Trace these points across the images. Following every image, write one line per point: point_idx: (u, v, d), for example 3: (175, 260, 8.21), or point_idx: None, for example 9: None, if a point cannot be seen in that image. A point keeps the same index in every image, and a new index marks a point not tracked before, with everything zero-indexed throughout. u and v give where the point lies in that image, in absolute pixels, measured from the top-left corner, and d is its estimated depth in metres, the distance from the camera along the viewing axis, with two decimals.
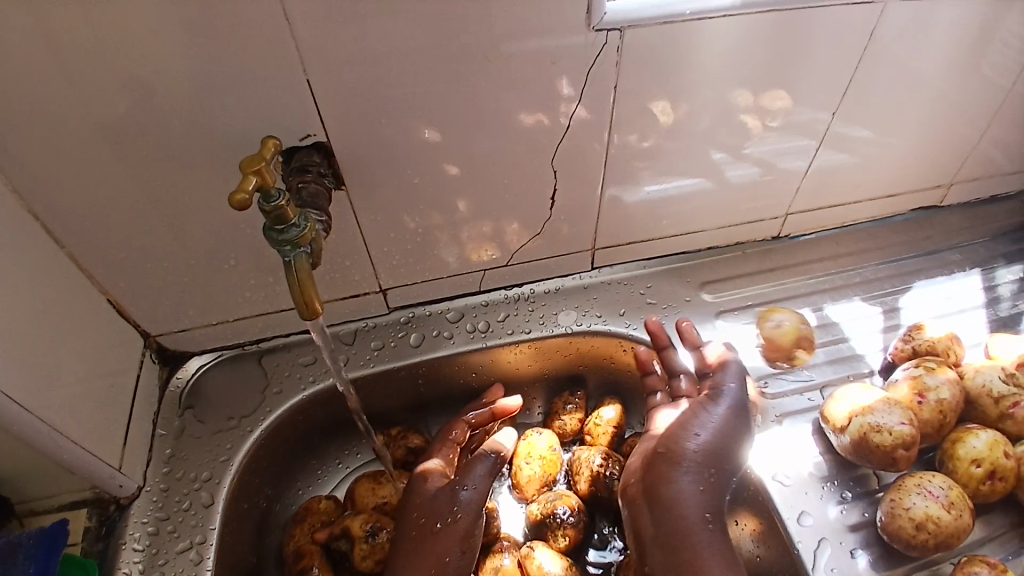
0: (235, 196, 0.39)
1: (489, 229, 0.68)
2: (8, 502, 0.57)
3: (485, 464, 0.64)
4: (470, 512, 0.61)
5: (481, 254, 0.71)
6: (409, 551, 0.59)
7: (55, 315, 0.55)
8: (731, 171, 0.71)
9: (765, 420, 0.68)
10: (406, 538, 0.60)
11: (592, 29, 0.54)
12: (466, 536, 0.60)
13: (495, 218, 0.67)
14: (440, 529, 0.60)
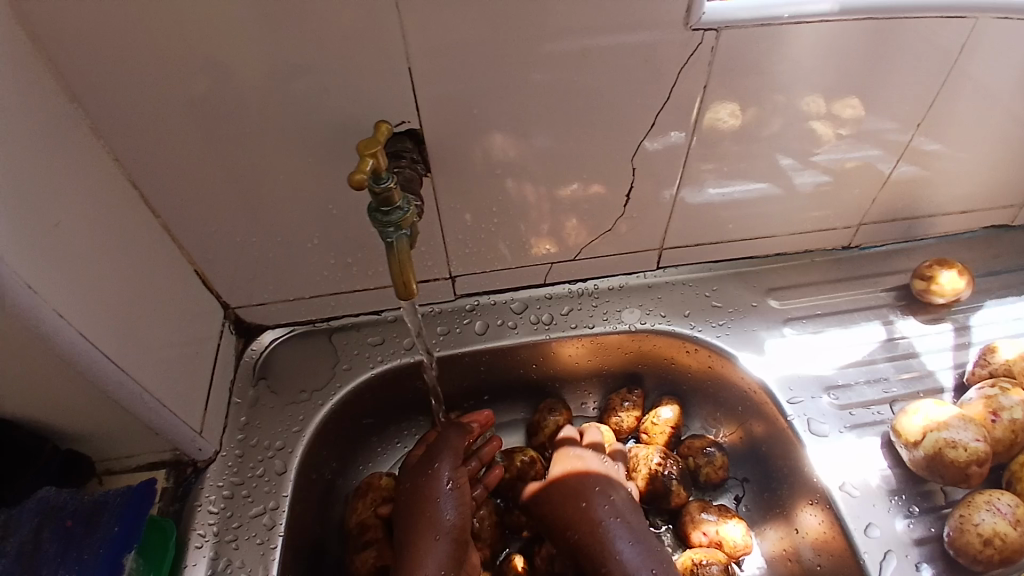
0: (354, 176, 0.41)
1: (549, 225, 0.69)
2: (93, 460, 0.59)
3: (453, 431, 0.69)
4: (448, 466, 0.66)
5: (542, 248, 0.72)
6: (414, 505, 0.64)
7: (152, 281, 0.58)
8: (799, 178, 0.70)
9: (836, 430, 0.68)
10: (405, 499, 0.65)
11: (682, 29, 0.55)
12: (449, 479, 0.65)
13: (555, 213, 0.68)
14: (425, 482, 0.65)
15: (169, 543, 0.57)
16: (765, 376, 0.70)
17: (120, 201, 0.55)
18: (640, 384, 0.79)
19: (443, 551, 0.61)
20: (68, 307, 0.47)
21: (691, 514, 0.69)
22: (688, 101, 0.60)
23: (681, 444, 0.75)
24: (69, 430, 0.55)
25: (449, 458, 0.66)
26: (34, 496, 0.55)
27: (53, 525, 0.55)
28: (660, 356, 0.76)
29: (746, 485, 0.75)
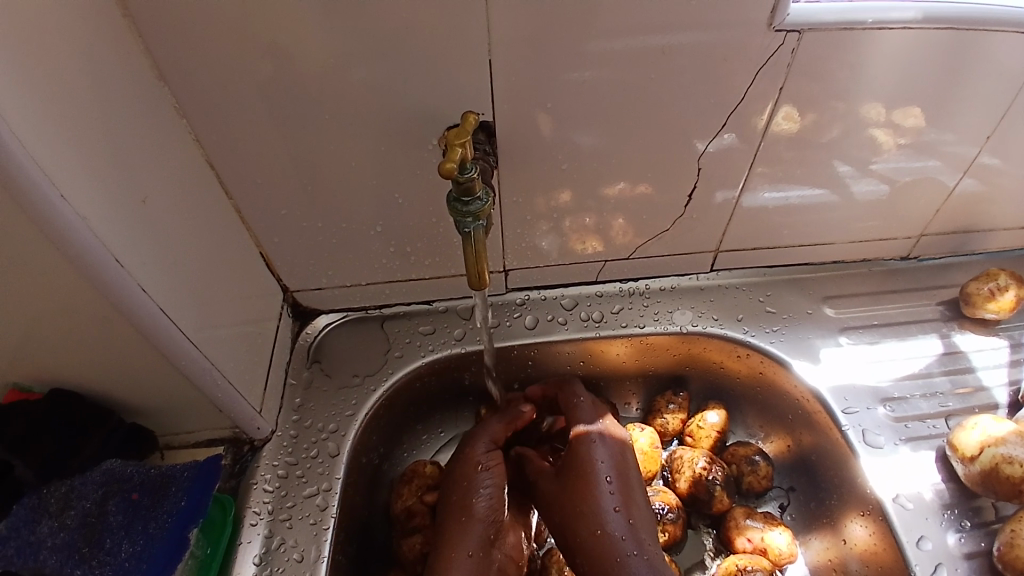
0: (445, 165, 0.42)
1: (592, 221, 0.68)
2: (155, 434, 0.60)
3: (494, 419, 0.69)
4: (482, 450, 0.66)
5: (584, 246, 0.71)
6: (448, 485, 0.64)
7: (222, 261, 0.59)
8: (856, 186, 0.69)
9: (892, 442, 0.68)
10: (443, 484, 0.65)
11: (757, 33, 0.54)
12: (482, 462, 0.65)
13: (598, 210, 0.67)
14: (460, 464, 0.65)
15: (227, 519, 0.59)
16: (818, 385, 0.70)
17: (196, 181, 0.56)
18: (685, 387, 0.79)
19: (477, 534, 0.61)
20: (151, 283, 0.48)
21: (735, 520, 0.69)
22: (740, 103, 0.59)
23: (726, 450, 0.75)
24: (138, 403, 0.56)
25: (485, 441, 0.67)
26: (99, 467, 0.55)
27: (119, 497, 0.55)
28: (708, 360, 0.76)
29: (791, 494, 0.75)
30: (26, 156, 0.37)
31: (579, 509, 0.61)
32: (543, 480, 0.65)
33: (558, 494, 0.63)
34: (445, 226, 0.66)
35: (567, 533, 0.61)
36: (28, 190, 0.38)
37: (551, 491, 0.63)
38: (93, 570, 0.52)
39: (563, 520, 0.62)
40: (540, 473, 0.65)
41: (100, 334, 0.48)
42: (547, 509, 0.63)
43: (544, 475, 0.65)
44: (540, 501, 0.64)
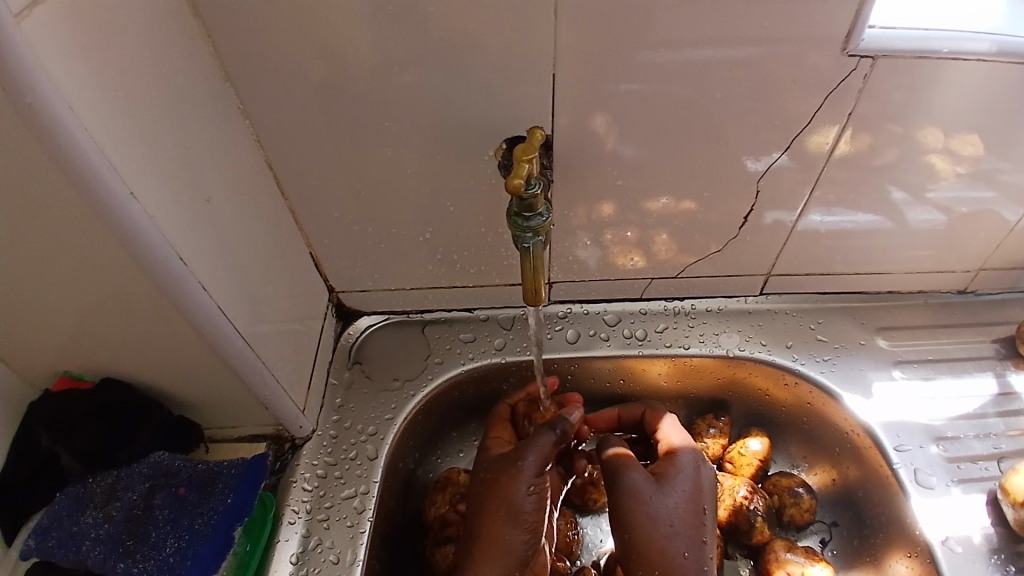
0: (511, 181, 0.42)
1: (635, 236, 0.67)
2: (200, 428, 0.61)
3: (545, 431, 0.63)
4: (534, 467, 0.60)
5: (625, 260, 0.70)
6: (491, 498, 0.59)
7: (275, 260, 0.60)
8: (912, 214, 0.66)
9: (943, 483, 0.66)
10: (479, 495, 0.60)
11: (821, 58, 0.53)
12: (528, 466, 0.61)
13: (640, 224, 0.66)
14: (507, 480, 0.60)
15: (267, 517, 0.59)
16: (869, 419, 0.68)
17: (255, 181, 0.57)
18: (726, 411, 0.77)
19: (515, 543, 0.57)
20: (211, 281, 0.48)
21: (775, 553, 0.67)
22: (792, 123, 0.57)
23: (766, 479, 0.73)
24: (187, 397, 0.57)
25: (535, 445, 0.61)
26: (145, 460, 0.56)
27: (165, 490, 0.55)
28: (753, 385, 0.74)
29: (835, 529, 0.72)
30: (101, 155, 0.38)
31: (680, 527, 0.58)
32: (646, 484, 0.60)
33: (664, 504, 0.59)
34: (494, 236, 0.66)
35: (654, 544, 0.57)
36: (101, 189, 0.39)
37: (657, 498, 0.59)
38: (137, 564, 0.52)
39: (655, 528, 0.57)
40: (642, 475, 0.61)
41: (158, 329, 0.49)
42: (640, 512, 0.58)
43: (646, 479, 0.61)
44: (630, 502, 0.59)
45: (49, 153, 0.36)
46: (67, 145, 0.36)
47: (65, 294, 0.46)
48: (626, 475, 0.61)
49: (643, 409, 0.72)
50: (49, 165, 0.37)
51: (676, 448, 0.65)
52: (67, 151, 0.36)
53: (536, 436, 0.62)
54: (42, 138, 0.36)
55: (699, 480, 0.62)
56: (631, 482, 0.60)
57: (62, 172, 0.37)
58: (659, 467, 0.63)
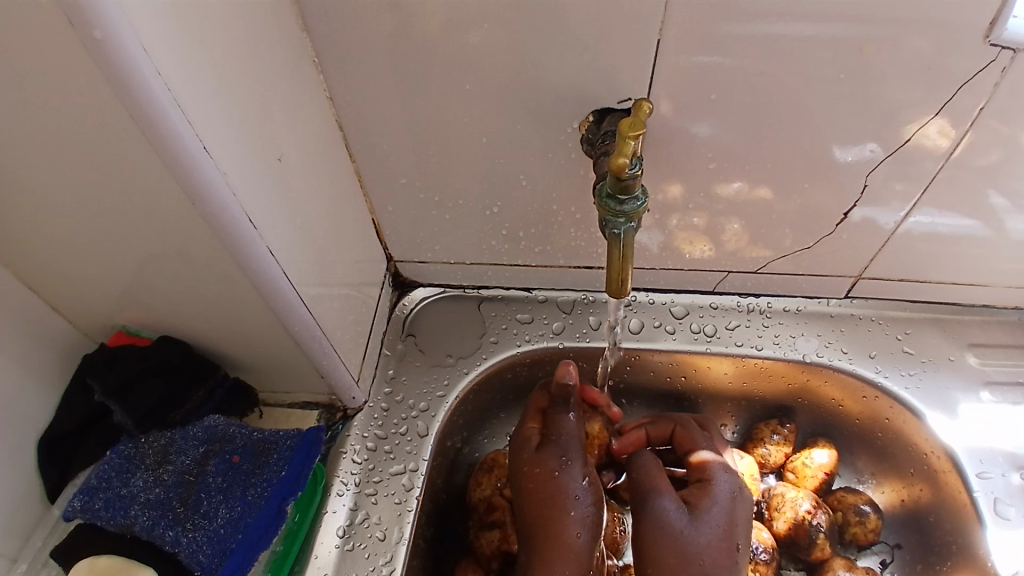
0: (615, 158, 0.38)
1: (702, 222, 0.63)
2: (254, 391, 0.59)
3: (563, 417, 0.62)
4: (579, 458, 0.60)
5: (693, 249, 0.66)
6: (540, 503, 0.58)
7: (339, 225, 0.57)
8: (1012, 222, 0.59)
9: (1022, 516, 0.60)
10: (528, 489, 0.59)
11: (950, 42, 0.46)
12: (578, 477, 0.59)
13: (707, 209, 0.61)
14: (558, 474, 0.59)
15: (317, 488, 0.58)
16: (953, 442, 0.64)
17: (324, 139, 0.54)
18: (791, 418, 0.73)
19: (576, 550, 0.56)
20: (277, 243, 0.46)
21: (833, 572, 0.65)
22: (885, 110, 0.51)
23: (829, 494, 0.70)
24: (243, 359, 0.55)
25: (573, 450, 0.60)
26: (200, 423, 0.54)
27: (219, 457, 0.53)
28: (827, 394, 0.70)
29: (897, 552, 0.69)
30: (174, 102, 0.35)
31: (708, 566, 0.55)
32: (675, 515, 0.57)
33: (693, 540, 0.56)
34: (565, 214, 0.62)
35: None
36: (172, 140, 0.36)
37: (685, 533, 0.56)
38: (186, 533, 0.49)
39: (681, 566, 0.55)
40: (672, 505, 0.58)
41: (221, 290, 0.47)
42: (666, 547, 0.56)
43: (676, 509, 0.57)
44: (657, 534, 0.57)
45: (121, 98, 0.34)
46: (140, 90, 0.33)
47: (131, 248, 0.44)
48: (654, 503, 0.58)
49: (672, 427, 0.66)
50: (120, 110, 0.34)
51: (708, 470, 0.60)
52: (139, 96, 0.34)
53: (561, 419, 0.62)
54: (113, 80, 0.33)
55: (734, 511, 0.58)
56: (659, 513, 0.58)
57: (133, 119, 0.35)
58: (691, 493, 0.59)
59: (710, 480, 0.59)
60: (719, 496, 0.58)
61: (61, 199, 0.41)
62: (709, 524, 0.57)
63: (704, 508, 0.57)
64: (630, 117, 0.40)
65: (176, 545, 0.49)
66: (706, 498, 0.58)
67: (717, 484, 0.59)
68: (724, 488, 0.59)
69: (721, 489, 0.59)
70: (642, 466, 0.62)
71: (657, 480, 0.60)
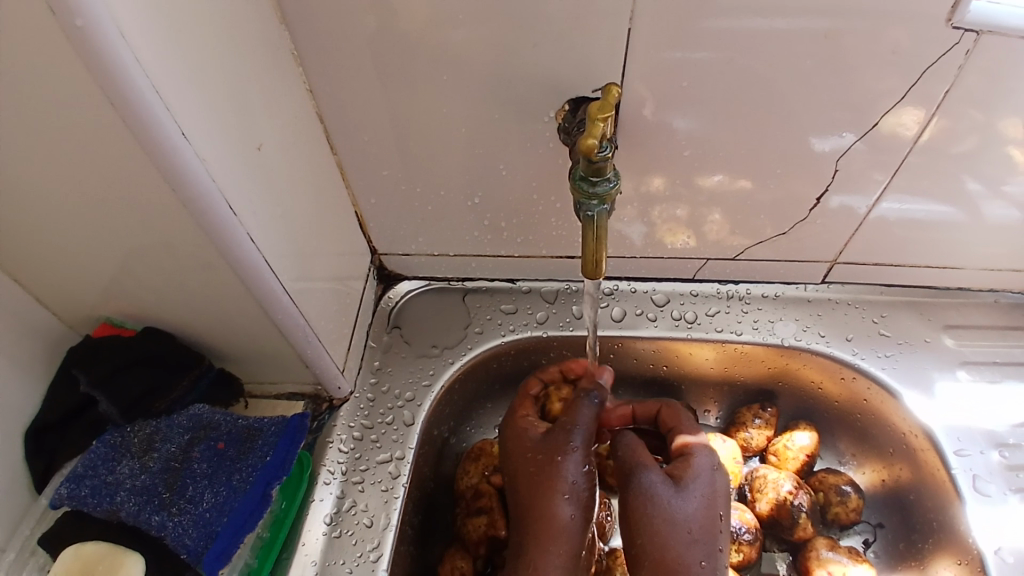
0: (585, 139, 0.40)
1: (685, 213, 0.64)
2: (240, 381, 0.60)
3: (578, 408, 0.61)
4: (584, 445, 0.60)
5: (675, 239, 0.67)
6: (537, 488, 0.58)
7: (321, 217, 0.58)
8: (988, 208, 0.61)
9: (1001, 492, 0.62)
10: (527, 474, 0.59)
11: (916, 28, 0.48)
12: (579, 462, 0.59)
13: (690, 201, 0.62)
14: (560, 458, 0.59)
15: (304, 475, 0.59)
16: (930, 421, 0.65)
17: (306, 132, 0.55)
18: (773, 402, 0.74)
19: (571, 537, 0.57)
20: (259, 231, 0.47)
21: (816, 551, 0.66)
22: (865, 99, 0.53)
23: (811, 475, 0.71)
24: (228, 349, 0.56)
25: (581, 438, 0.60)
26: (186, 411, 0.55)
27: (205, 444, 0.54)
28: (806, 378, 0.71)
29: (880, 531, 0.70)
30: (152, 90, 0.36)
31: (696, 533, 0.57)
32: (661, 489, 0.58)
33: (680, 511, 0.57)
34: (546, 204, 0.63)
35: (669, 553, 0.56)
36: (152, 127, 0.37)
37: (672, 505, 0.57)
38: (172, 517, 0.50)
39: (670, 536, 0.57)
40: (658, 479, 0.58)
41: (203, 279, 0.48)
42: (654, 520, 0.57)
43: (662, 482, 0.58)
44: (645, 508, 0.58)
45: (101, 84, 0.34)
46: (119, 76, 0.34)
47: (113, 237, 0.45)
48: (640, 479, 0.59)
49: (658, 406, 0.66)
50: (100, 97, 0.35)
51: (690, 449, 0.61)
52: (119, 82, 0.34)
53: (575, 407, 0.61)
54: (92, 67, 0.34)
55: (715, 481, 0.59)
56: (647, 486, 0.58)
57: (112, 106, 0.35)
58: (675, 466, 0.60)
59: (694, 455, 0.60)
60: (703, 470, 0.59)
61: (42, 189, 0.42)
62: (693, 495, 0.58)
63: (688, 480, 0.59)
64: (598, 99, 0.41)
65: (162, 529, 0.50)
66: (689, 471, 0.59)
67: (702, 457, 0.60)
68: (710, 462, 0.60)
69: (707, 464, 0.60)
70: (626, 443, 0.62)
71: (642, 457, 0.60)
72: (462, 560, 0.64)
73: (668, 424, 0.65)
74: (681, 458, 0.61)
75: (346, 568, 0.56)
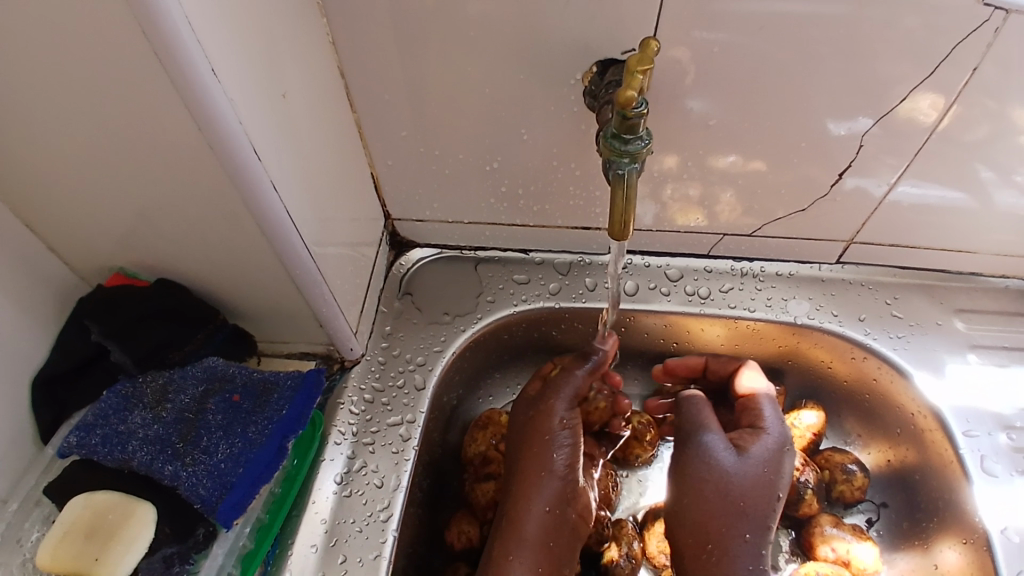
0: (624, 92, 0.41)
1: (697, 192, 0.63)
2: (254, 338, 0.60)
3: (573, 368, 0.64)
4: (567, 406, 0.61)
5: (686, 219, 0.67)
6: (527, 439, 0.60)
7: (338, 175, 0.57)
8: (997, 198, 0.61)
9: (1008, 472, 0.62)
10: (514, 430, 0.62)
11: (950, 6, 0.47)
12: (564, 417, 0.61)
13: (703, 180, 0.62)
14: (536, 414, 0.61)
15: (316, 435, 0.59)
16: (939, 402, 0.65)
17: (326, 86, 0.54)
18: (781, 381, 0.75)
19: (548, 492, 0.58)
20: (281, 181, 0.46)
21: (820, 527, 0.67)
22: (881, 84, 0.52)
23: (817, 452, 0.72)
24: (242, 304, 0.55)
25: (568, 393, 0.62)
26: (201, 362, 0.54)
27: (219, 397, 0.53)
28: (816, 357, 0.72)
29: (883, 510, 0.71)
30: (185, 21, 0.35)
31: (746, 504, 0.57)
32: (722, 454, 0.59)
33: (738, 479, 0.58)
34: (565, 172, 0.62)
35: (714, 518, 0.57)
36: (183, 62, 0.36)
37: (731, 471, 0.58)
38: (186, 467, 0.49)
39: (719, 500, 0.58)
40: (720, 443, 0.60)
41: (221, 227, 0.47)
42: (710, 480, 0.58)
43: (724, 448, 0.59)
44: (699, 468, 0.59)
45: (135, 13, 0.33)
46: (154, 3, 0.33)
47: (132, 180, 0.44)
48: (702, 438, 0.61)
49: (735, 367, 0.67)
50: (132, 26, 0.34)
51: (756, 401, 0.63)
52: (153, 10, 0.33)
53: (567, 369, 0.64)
54: None
55: (781, 461, 0.60)
56: (707, 447, 0.60)
57: (145, 36, 0.34)
58: (741, 437, 0.61)
59: (761, 425, 0.61)
60: (769, 439, 0.60)
61: (61, 126, 0.41)
62: (751, 467, 0.59)
63: (753, 446, 0.60)
64: (637, 53, 0.42)
65: (175, 478, 0.49)
66: (753, 435, 0.61)
67: (762, 409, 0.62)
68: (776, 434, 0.61)
69: (773, 435, 0.61)
70: (690, 402, 0.64)
71: (707, 420, 0.62)
72: (470, 525, 0.64)
73: (738, 388, 0.65)
74: (748, 423, 0.62)
75: (355, 527, 0.55)
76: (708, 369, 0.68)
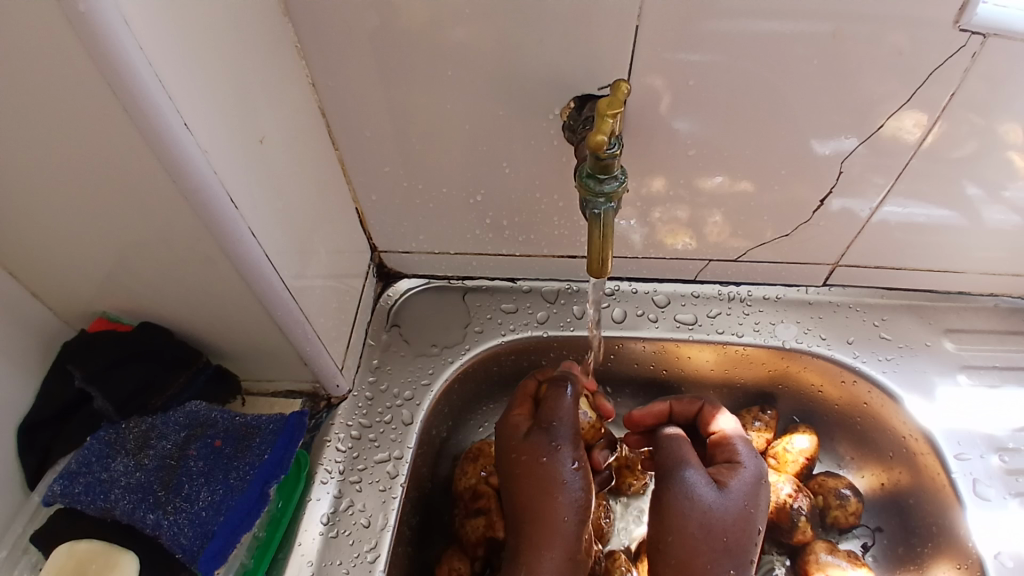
0: (595, 136, 0.42)
1: (684, 216, 0.63)
2: (237, 378, 0.60)
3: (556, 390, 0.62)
4: (568, 440, 0.59)
5: (675, 241, 0.67)
6: (527, 482, 0.58)
7: (321, 211, 0.57)
8: (986, 213, 0.61)
9: (1001, 495, 0.62)
10: (521, 476, 0.58)
11: (924, 31, 0.47)
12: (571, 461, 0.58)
13: (690, 203, 0.62)
14: (547, 460, 0.58)
15: (301, 474, 0.59)
16: (930, 425, 0.65)
17: (307, 125, 0.54)
18: (773, 404, 0.74)
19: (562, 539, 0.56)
20: (259, 226, 0.46)
21: (816, 555, 0.66)
22: (863, 104, 0.53)
23: (810, 478, 0.71)
24: (227, 345, 0.56)
25: (567, 434, 0.59)
26: (183, 408, 0.54)
27: (201, 441, 0.53)
28: (807, 380, 0.71)
29: (878, 535, 0.70)
30: (155, 78, 0.35)
31: (731, 542, 0.57)
32: (704, 489, 0.58)
33: (721, 516, 0.57)
34: (549, 202, 0.62)
35: (697, 558, 0.56)
36: (152, 116, 0.36)
37: (713, 508, 0.57)
38: (167, 516, 0.49)
39: (705, 539, 0.56)
40: (701, 480, 0.58)
41: (201, 272, 0.47)
42: (693, 518, 0.57)
43: (705, 484, 0.58)
44: (682, 507, 0.57)
45: (103, 72, 0.34)
46: (120, 61, 0.33)
47: (110, 231, 0.44)
48: (684, 475, 0.59)
49: (699, 405, 0.66)
50: (103, 85, 0.35)
51: (729, 439, 0.62)
52: (121, 70, 0.34)
53: (554, 401, 0.61)
54: (95, 52, 0.33)
55: (758, 493, 0.59)
56: (690, 485, 0.58)
57: (115, 94, 0.35)
58: (719, 471, 0.60)
59: (739, 460, 0.60)
60: (749, 474, 0.59)
61: (40, 178, 0.41)
62: (732, 505, 0.57)
63: (734, 483, 0.59)
64: (608, 95, 0.43)
65: (157, 528, 0.49)
66: (732, 472, 0.59)
67: (740, 442, 0.62)
68: (754, 466, 0.60)
69: (754, 471, 0.60)
70: (670, 438, 0.63)
71: (687, 454, 0.61)
72: (460, 561, 0.63)
73: (708, 426, 0.65)
74: (727, 461, 0.61)
75: (342, 569, 0.55)
76: (673, 414, 0.66)
